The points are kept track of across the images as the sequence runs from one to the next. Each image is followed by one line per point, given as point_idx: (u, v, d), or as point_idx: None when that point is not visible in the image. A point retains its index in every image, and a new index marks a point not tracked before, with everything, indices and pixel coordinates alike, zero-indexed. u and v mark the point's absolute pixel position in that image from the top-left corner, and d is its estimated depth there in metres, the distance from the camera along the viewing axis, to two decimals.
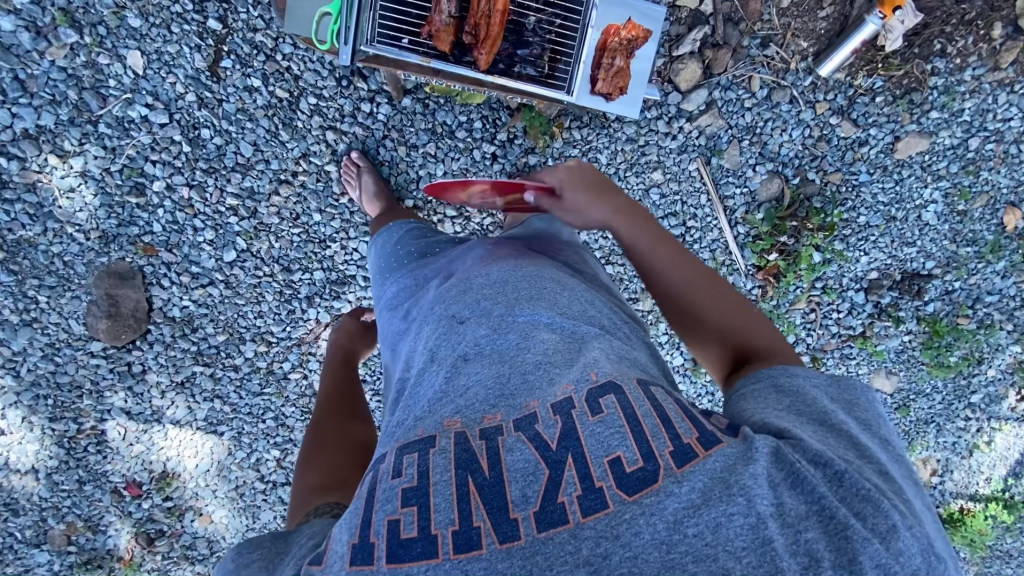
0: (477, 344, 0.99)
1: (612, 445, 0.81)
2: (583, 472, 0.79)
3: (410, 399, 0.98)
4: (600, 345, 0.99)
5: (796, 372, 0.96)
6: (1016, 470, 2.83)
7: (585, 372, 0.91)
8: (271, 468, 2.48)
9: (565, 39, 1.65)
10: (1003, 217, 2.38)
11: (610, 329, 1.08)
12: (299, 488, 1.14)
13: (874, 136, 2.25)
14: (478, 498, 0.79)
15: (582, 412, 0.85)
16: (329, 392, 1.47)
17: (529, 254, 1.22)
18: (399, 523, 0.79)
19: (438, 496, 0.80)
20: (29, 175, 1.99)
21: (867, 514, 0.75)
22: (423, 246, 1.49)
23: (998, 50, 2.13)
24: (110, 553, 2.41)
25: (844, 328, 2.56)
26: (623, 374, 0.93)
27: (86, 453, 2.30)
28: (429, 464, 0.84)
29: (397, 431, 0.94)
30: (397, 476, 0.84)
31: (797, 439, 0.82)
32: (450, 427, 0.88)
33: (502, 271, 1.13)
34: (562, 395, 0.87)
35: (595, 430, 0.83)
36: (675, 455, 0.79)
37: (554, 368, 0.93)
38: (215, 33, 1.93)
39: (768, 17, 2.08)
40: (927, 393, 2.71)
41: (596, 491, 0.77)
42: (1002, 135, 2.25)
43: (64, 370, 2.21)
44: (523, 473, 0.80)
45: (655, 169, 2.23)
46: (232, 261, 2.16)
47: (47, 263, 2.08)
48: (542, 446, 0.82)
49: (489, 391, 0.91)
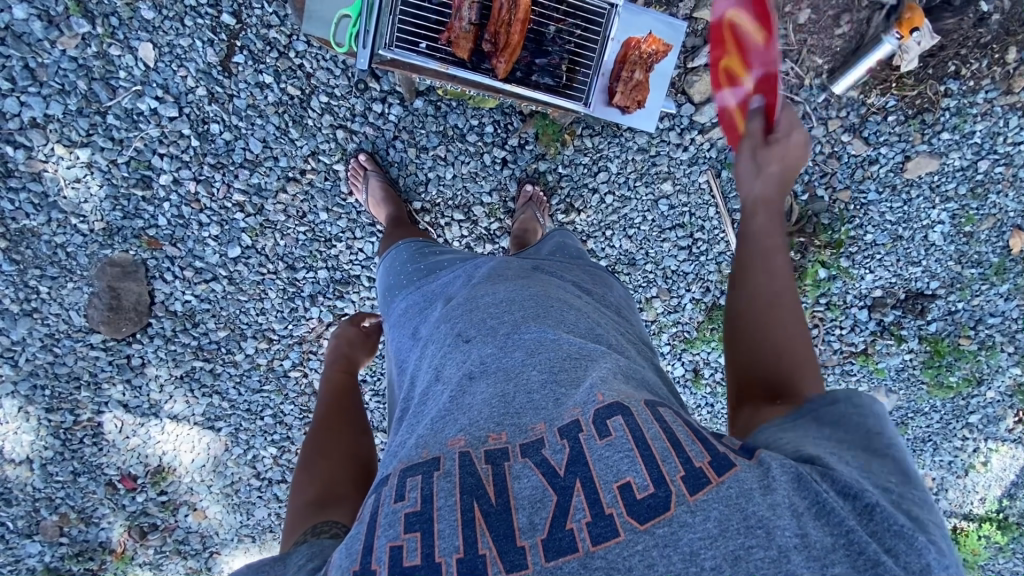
0: (482, 363, 0.98)
1: (621, 470, 0.80)
2: (592, 498, 0.78)
3: (415, 419, 0.98)
4: (608, 363, 0.98)
5: (850, 399, 0.91)
6: (1011, 491, 2.84)
7: (591, 393, 0.90)
8: (267, 465, 2.47)
9: (585, 48, 1.62)
10: (1009, 240, 2.38)
11: (617, 348, 1.07)
12: (296, 504, 1.11)
13: (884, 155, 2.25)
14: (484, 525, 0.78)
15: (590, 435, 0.84)
16: (328, 398, 1.43)
17: (536, 275, 1.22)
18: (402, 549, 0.77)
19: (442, 522, 0.79)
20: (34, 165, 1.96)
21: (899, 552, 0.73)
22: (432, 261, 1.47)
23: (1012, 74, 2.13)
24: (102, 546, 2.40)
25: (846, 345, 2.56)
26: (631, 395, 0.92)
27: (82, 445, 2.29)
28: (433, 488, 0.83)
29: (401, 451, 0.93)
30: (400, 499, 0.83)
31: (829, 472, 0.79)
32: (453, 447, 0.87)
33: (508, 290, 1.13)
34: (569, 418, 0.87)
35: (603, 454, 0.82)
36: (686, 480, 0.78)
37: (560, 388, 0.92)
38: (228, 28, 1.91)
39: (784, 32, 2.07)
40: (925, 411, 2.72)
41: (605, 519, 0.76)
42: (1012, 159, 2.26)
43: (62, 361, 2.19)
44: (530, 501, 0.80)
45: (665, 180, 2.21)
46: (237, 257, 2.14)
47: (50, 253, 2.05)
48: (550, 472, 0.82)
49: (493, 411, 0.90)
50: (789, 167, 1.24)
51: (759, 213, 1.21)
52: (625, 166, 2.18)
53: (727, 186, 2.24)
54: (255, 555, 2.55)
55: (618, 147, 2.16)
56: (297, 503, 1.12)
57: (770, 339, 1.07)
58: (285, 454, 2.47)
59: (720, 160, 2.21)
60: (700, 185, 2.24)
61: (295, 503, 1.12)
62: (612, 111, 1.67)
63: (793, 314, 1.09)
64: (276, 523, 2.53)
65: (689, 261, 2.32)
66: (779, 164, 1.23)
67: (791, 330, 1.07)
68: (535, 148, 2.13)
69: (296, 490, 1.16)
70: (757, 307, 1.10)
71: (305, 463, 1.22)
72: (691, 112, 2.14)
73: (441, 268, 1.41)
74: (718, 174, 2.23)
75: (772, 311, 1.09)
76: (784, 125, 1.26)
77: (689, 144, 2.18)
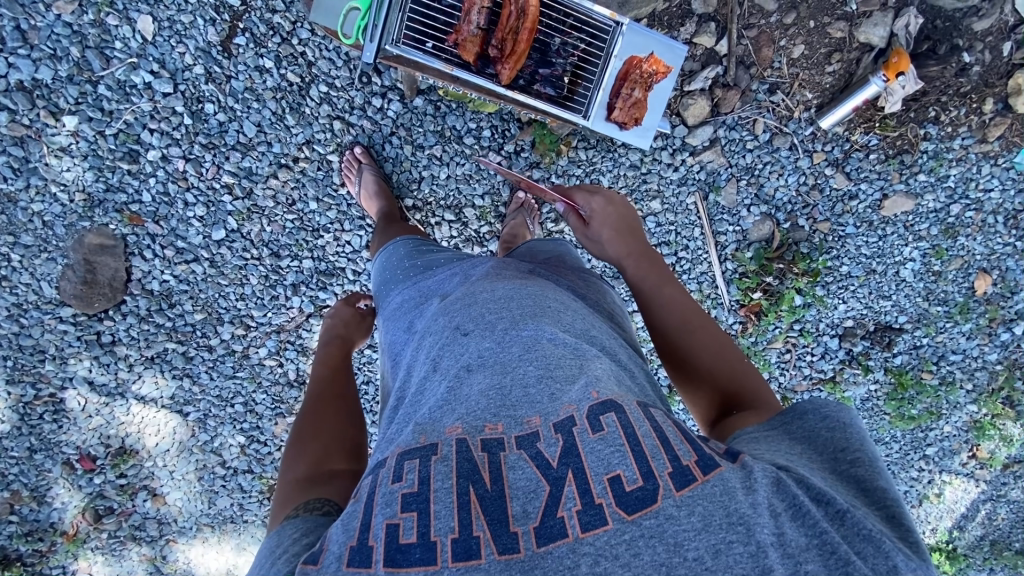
0: (481, 356, 0.99)
1: (612, 463, 0.82)
2: (584, 488, 0.80)
3: (413, 407, 0.98)
4: (602, 364, 1.00)
5: (820, 411, 0.98)
6: (961, 524, 3.08)
7: (586, 390, 0.91)
8: (234, 453, 2.43)
9: (587, 62, 1.66)
10: (973, 281, 2.53)
11: (612, 351, 1.09)
12: (290, 477, 1.10)
13: (864, 190, 2.33)
14: (478, 508, 0.80)
15: (583, 429, 0.85)
16: (324, 374, 1.42)
17: (535, 277, 1.24)
18: (399, 527, 0.78)
19: (438, 503, 0.80)
20: (17, 129, 1.91)
21: (868, 555, 0.75)
22: (439, 259, 1.46)
23: (988, 123, 2.24)
24: (52, 527, 2.33)
25: (815, 371, 2.63)
26: (624, 395, 0.93)
27: (41, 421, 2.22)
28: (430, 472, 0.83)
29: (397, 437, 0.93)
30: (397, 480, 0.84)
31: (799, 476, 0.83)
32: (450, 434, 0.88)
33: (508, 288, 1.14)
34: (564, 412, 0.88)
35: (595, 447, 0.84)
36: (674, 476, 0.80)
37: (556, 383, 0.93)
38: (232, 9, 1.89)
39: (778, 65, 2.12)
40: (886, 441, 2.86)
41: (595, 507, 0.78)
42: (982, 205, 2.39)
43: (28, 333, 2.12)
44: (524, 491, 0.81)
45: (654, 198, 2.27)
46: (221, 240, 2.11)
47: (25, 220, 2.00)
48: (543, 464, 0.83)
49: (490, 402, 0.91)
50: (618, 220, 1.46)
51: (628, 266, 1.41)
52: (617, 181, 2.23)
53: (713, 209, 2.31)
54: (212, 545, 2.50)
55: (611, 161, 2.20)
56: (290, 477, 1.10)
57: (688, 355, 1.26)
58: (253, 444, 2.43)
59: (708, 183, 2.28)
60: (687, 206, 2.30)
61: (289, 475, 1.10)
62: (610, 126, 1.68)
63: (699, 323, 1.29)
64: (238, 513, 2.49)
65: None
66: (612, 228, 1.45)
67: (706, 341, 1.26)
68: (531, 155, 2.15)
69: (289, 464, 1.14)
70: (672, 338, 1.30)
71: (298, 436, 1.20)
72: (683, 134, 2.19)
73: (437, 268, 1.39)
74: (705, 196, 2.29)
75: (684, 333, 1.28)
76: (584, 199, 1.50)
77: (680, 165, 2.23)
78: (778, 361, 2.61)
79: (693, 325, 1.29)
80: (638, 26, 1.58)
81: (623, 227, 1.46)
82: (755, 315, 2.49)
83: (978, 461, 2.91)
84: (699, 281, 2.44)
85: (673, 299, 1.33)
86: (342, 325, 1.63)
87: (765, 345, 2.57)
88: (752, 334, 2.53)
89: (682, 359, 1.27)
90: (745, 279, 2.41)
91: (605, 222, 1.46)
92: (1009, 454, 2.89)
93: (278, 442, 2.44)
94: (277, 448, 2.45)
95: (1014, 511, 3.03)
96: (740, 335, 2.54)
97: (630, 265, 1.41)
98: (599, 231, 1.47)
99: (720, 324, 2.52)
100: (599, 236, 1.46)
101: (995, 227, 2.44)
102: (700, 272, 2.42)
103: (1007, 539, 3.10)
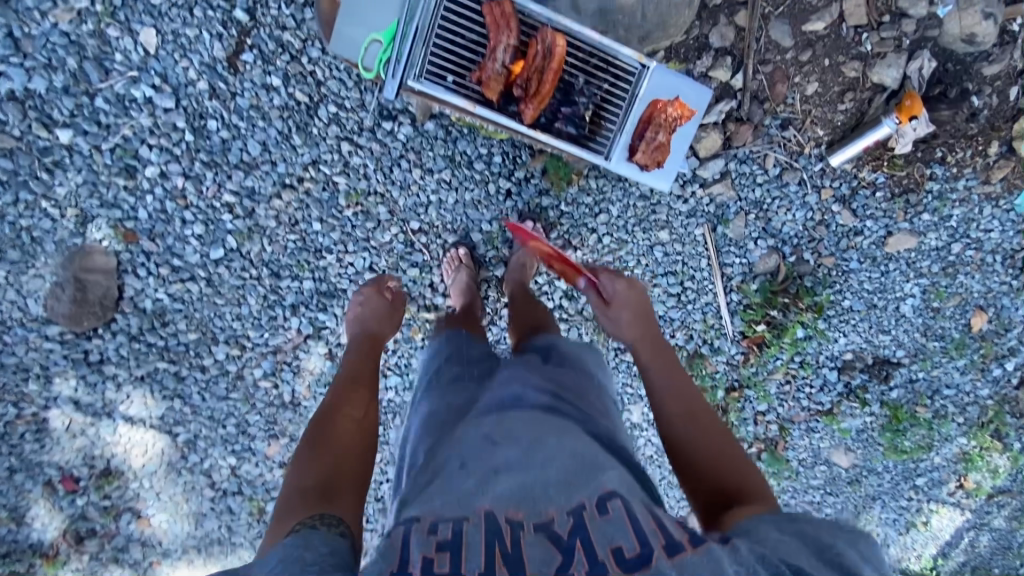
0: (510, 463, 1.06)
1: (616, 537, 0.92)
2: (590, 553, 0.90)
3: (444, 485, 1.07)
4: (617, 471, 1.08)
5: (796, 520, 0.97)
6: (945, 551, 3.12)
7: (599, 483, 1.02)
8: (223, 475, 2.35)
9: (611, 101, 1.64)
10: (970, 318, 2.57)
11: (625, 464, 1.17)
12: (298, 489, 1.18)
13: (869, 227, 2.34)
14: (501, 565, 0.88)
15: (593, 511, 0.96)
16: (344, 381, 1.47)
17: (560, 384, 1.33)
18: (433, 562, 0.89)
19: (468, 553, 0.90)
20: (7, 140, 1.83)
21: None
22: (478, 356, 1.51)
23: (991, 166, 2.27)
24: (32, 548, 2.27)
25: (814, 403, 2.65)
26: (633, 494, 1.03)
27: (23, 441, 2.15)
28: (463, 529, 0.94)
29: (429, 504, 1.02)
30: (432, 532, 0.94)
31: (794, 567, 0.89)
32: (480, 508, 0.98)
33: (537, 394, 1.26)
34: (578, 497, 0.98)
35: (604, 525, 0.94)
36: (666, 548, 0.91)
37: (575, 479, 1.02)
38: (240, 24, 1.82)
39: (790, 101, 2.11)
40: (878, 471, 2.88)
41: (599, 565, 0.88)
42: (982, 244, 2.43)
43: (12, 351, 2.04)
44: (541, 553, 0.91)
45: (662, 229, 2.25)
46: (218, 259, 2.04)
47: (12, 235, 1.92)
48: (557, 535, 0.93)
49: (516, 489, 1.01)
50: (638, 306, 1.49)
51: (641, 350, 1.44)
52: (626, 211, 2.21)
53: (721, 241, 2.30)
54: (197, 568, 2.43)
55: (621, 191, 2.18)
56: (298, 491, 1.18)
57: (687, 449, 1.26)
58: (244, 465, 2.35)
59: (716, 215, 2.26)
60: (695, 236, 2.28)
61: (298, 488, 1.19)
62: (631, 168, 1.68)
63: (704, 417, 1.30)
64: (226, 535, 2.41)
65: (676, 309, 2.41)
66: (632, 313, 1.48)
67: (710, 437, 1.27)
68: (541, 182, 2.12)
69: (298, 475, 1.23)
70: (677, 427, 1.30)
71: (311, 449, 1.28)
72: (694, 166, 2.18)
73: (470, 369, 1.45)
74: (713, 228, 2.28)
75: (689, 426, 1.29)
76: (608, 280, 1.52)
77: (689, 197, 2.22)
78: (777, 392, 2.62)
79: (696, 419, 1.30)
80: (665, 70, 1.62)
81: (641, 314, 1.49)
82: (757, 346, 2.49)
83: (965, 490, 2.96)
84: (703, 312, 2.43)
85: (679, 391, 1.35)
86: (369, 315, 1.65)
87: (766, 376, 2.57)
88: (753, 364, 2.54)
89: (683, 452, 1.26)
90: (749, 310, 2.41)
91: (625, 306, 1.49)
92: (994, 485, 2.94)
93: (271, 464, 2.36)
94: (269, 470, 2.37)
95: (996, 538, 3.07)
96: (742, 365, 2.54)
97: (643, 351, 1.44)
98: (618, 313, 1.48)
99: (721, 354, 2.52)
100: (617, 318, 1.49)
101: (993, 266, 2.47)
102: (704, 302, 2.41)
103: (987, 564, 3.14)
